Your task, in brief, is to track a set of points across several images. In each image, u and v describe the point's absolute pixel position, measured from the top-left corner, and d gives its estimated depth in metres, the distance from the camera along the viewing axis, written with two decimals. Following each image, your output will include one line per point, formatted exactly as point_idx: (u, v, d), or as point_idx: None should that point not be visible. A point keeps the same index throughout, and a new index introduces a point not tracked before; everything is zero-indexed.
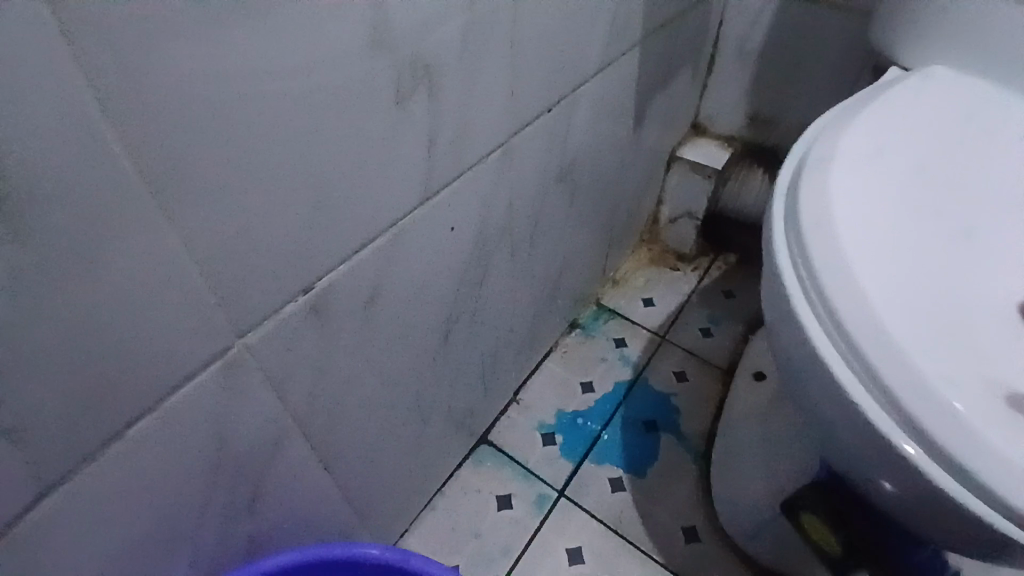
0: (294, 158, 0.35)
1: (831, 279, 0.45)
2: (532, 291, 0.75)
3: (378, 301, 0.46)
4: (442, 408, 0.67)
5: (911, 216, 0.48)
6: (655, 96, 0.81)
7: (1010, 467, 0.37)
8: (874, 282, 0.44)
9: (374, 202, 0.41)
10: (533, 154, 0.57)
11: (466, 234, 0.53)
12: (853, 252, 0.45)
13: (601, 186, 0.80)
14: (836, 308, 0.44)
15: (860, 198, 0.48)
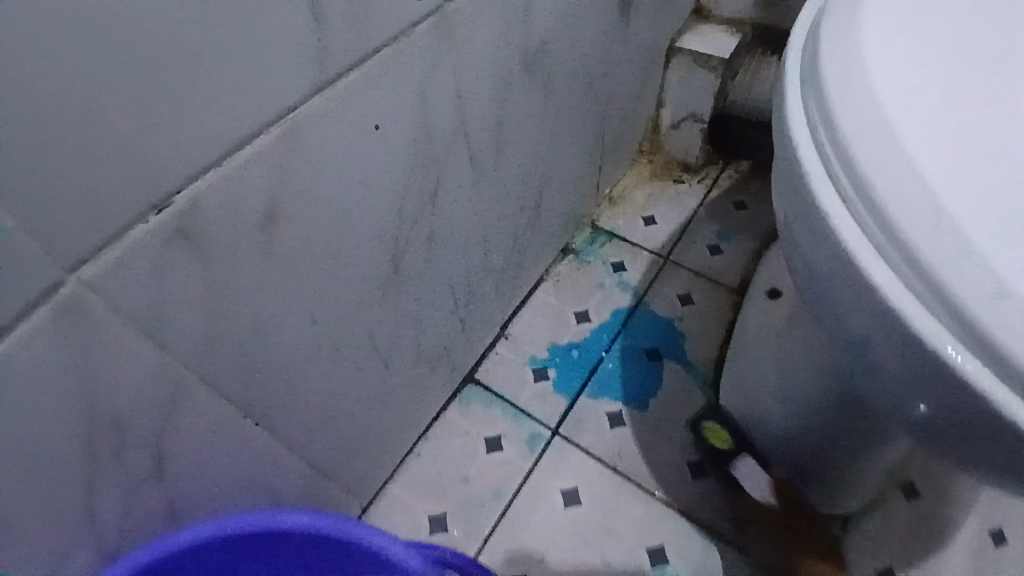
0: (106, 23, 0.25)
1: (862, 148, 0.35)
2: (507, 209, 0.65)
3: (280, 219, 0.37)
4: (407, 346, 0.59)
5: (977, 64, 0.37)
6: None
7: None
8: (926, 148, 0.34)
9: (250, 83, 0.32)
10: (481, 34, 0.47)
11: (400, 133, 0.43)
12: (896, 113, 0.35)
13: (584, 84, 0.68)
14: (874, 186, 0.34)
15: (901, 44, 0.38)
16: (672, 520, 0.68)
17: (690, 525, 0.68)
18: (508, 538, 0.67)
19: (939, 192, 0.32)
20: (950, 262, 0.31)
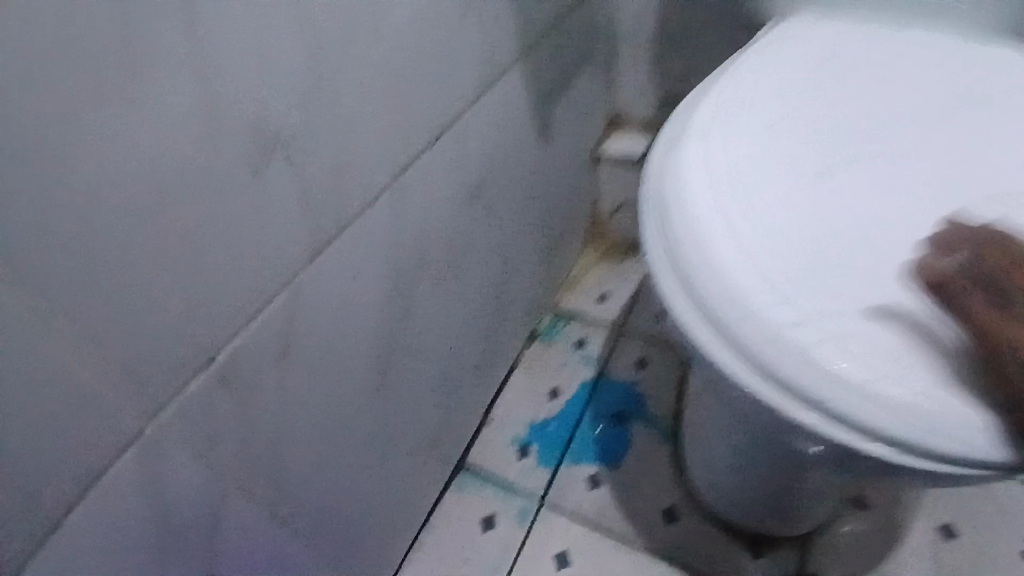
0: (176, 251, 0.39)
1: (696, 270, 0.45)
2: (473, 311, 0.78)
3: (290, 354, 0.49)
4: (402, 440, 0.69)
5: (781, 185, 0.48)
6: (557, 103, 0.84)
7: (883, 411, 0.40)
8: (753, 271, 0.44)
9: (261, 262, 0.45)
10: (427, 188, 0.61)
11: (374, 272, 0.56)
12: (729, 244, 0.45)
13: (522, 199, 0.83)
14: (721, 307, 0.44)
15: (716, 177, 0.48)
16: (655, 565, 0.76)
17: (669, 566, 0.76)
18: None
19: (768, 305, 0.43)
20: (783, 358, 0.42)
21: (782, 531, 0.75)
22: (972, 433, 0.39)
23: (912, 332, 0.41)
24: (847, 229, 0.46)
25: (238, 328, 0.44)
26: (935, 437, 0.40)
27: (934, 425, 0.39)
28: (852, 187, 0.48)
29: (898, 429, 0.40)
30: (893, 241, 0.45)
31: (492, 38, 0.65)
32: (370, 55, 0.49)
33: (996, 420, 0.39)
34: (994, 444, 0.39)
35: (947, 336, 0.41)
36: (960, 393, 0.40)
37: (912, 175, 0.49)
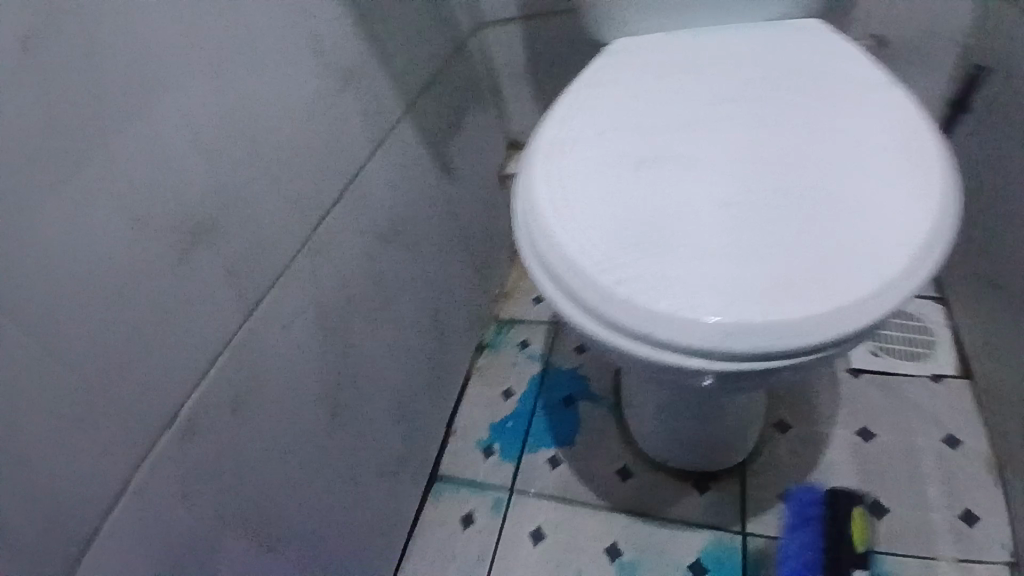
0: (133, 331, 0.47)
1: (550, 253, 0.50)
2: (414, 335, 0.86)
3: (242, 400, 0.57)
4: (368, 461, 0.77)
5: (604, 165, 0.54)
6: (455, 138, 0.93)
7: (729, 333, 0.43)
8: (577, 236, 0.49)
9: (202, 327, 0.53)
10: (343, 236, 0.69)
11: (307, 319, 0.64)
12: (559, 219, 0.51)
13: (440, 227, 0.91)
14: (558, 271, 0.49)
15: (556, 175, 0.54)
16: (617, 521, 0.85)
17: (630, 519, 0.85)
18: None
19: (591, 261, 0.48)
20: (609, 304, 0.46)
21: (719, 467, 0.85)
22: (794, 327, 0.42)
23: (718, 260, 0.45)
24: (661, 188, 0.51)
25: (195, 383, 0.52)
26: (744, 339, 0.43)
27: (742, 331, 0.43)
28: (667, 153, 0.54)
29: (747, 344, 0.43)
30: (702, 188, 0.50)
31: (378, 94, 0.73)
32: (265, 136, 0.58)
33: (810, 315, 0.42)
34: (801, 336, 0.42)
35: (748, 258, 0.45)
36: (762, 299, 0.43)
37: (719, 133, 0.54)
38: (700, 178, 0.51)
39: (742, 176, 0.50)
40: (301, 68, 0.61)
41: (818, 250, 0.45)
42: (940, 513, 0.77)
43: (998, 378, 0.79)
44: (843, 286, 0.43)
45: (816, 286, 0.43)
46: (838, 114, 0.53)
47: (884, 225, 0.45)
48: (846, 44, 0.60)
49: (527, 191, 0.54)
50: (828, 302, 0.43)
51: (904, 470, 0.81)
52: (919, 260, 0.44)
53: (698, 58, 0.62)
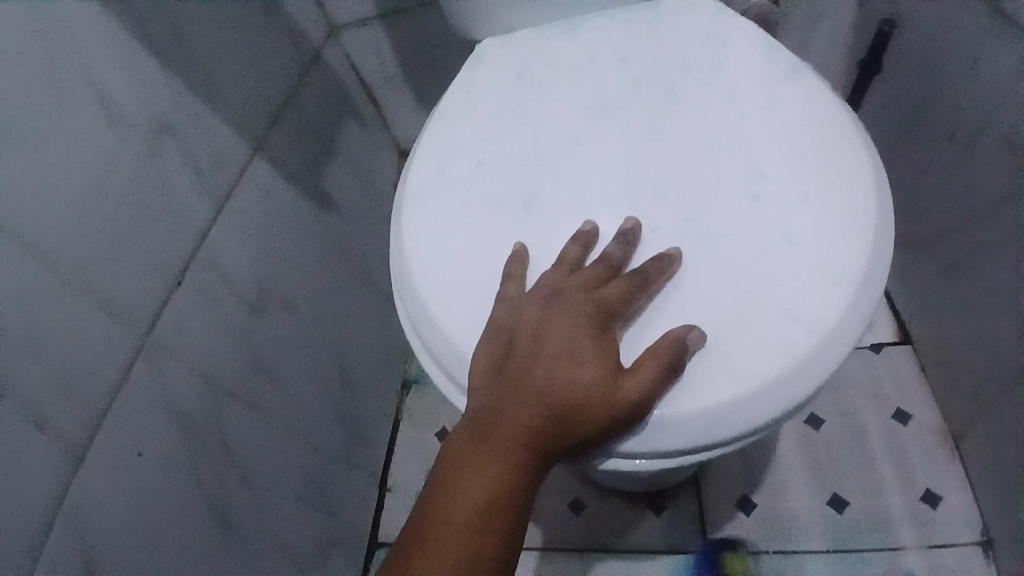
0: None
1: (436, 344, 0.40)
2: (317, 403, 0.75)
3: (96, 561, 0.46)
4: (285, 558, 0.67)
5: (486, 215, 0.44)
6: (330, 165, 0.80)
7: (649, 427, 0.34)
8: (466, 320, 0.40)
9: (16, 496, 0.41)
10: (190, 325, 0.57)
11: (163, 433, 0.53)
12: (439, 293, 0.41)
13: (334, 270, 0.79)
14: (445, 361, 0.40)
15: (434, 237, 0.44)
16: (559, 562, 0.74)
17: (571, 558, 0.74)
18: None
19: None
20: None
21: (671, 482, 0.75)
22: (727, 412, 0.34)
23: (630, 325, 0.37)
24: (554, 243, 0.42)
25: (26, 574, 0.41)
26: (668, 431, 0.34)
27: (669, 418, 0.34)
28: (558, 190, 0.45)
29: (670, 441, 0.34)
30: (602, 235, 0.42)
31: (211, 145, 0.61)
32: (51, 240, 0.45)
33: (744, 395, 0.34)
34: (736, 422, 0.34)
35: (665, 319, 0.36)
36: (687, 376, 0.34)
37: (613, 156, 0.46)
38: (597, 221, 0.42)
39: (645, 212, 0.42)
40: (86, 140, 0.48)
41: (744, 299, 0.36)
42: (901, 496, 0.72)
43: (941, 345, 0.75)
44: (777, 345, 0.35)
45: (748, 352, 0.35)
46: (741, 117, 0.46)
47: (812, 256, 0.38)
48: (739, 24, 0.52)
49: (402, 261, 0.44)
50: (762, 368, 0.34)
51: (859, 454, 0.76)
52: (859, 298, 0.36)
53: (582, 61, 0.53)
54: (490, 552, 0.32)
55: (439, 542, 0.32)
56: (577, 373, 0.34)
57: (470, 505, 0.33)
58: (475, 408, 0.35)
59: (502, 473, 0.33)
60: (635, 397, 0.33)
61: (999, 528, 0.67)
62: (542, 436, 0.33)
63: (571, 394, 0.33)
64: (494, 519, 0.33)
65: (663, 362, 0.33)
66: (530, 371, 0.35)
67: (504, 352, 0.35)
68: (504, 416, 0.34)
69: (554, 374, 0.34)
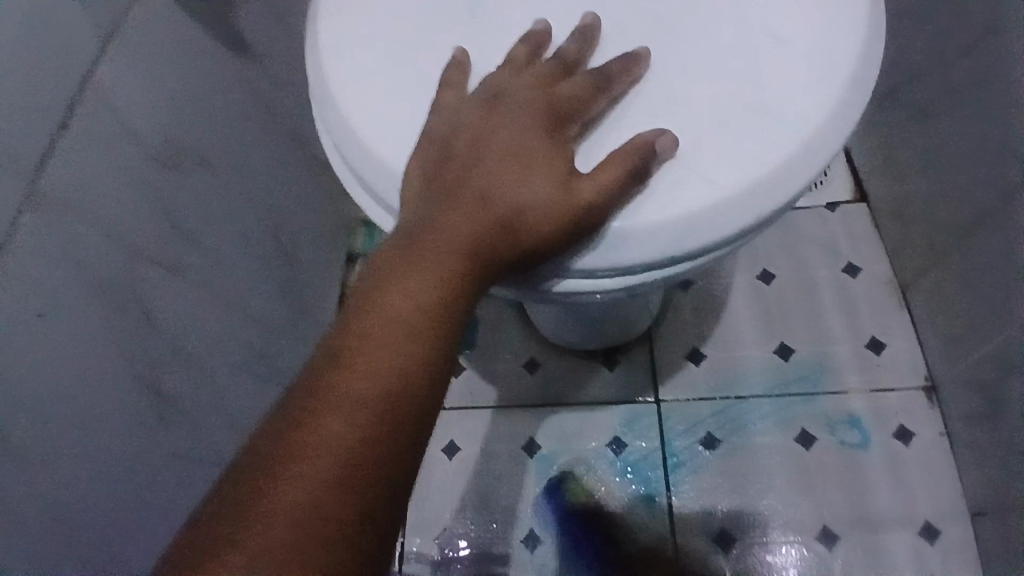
0: None
1: (356, 160, 0.34)
2: (253, 275, 0.69)
3: (8, 431, 0.42)
4: (234, 430, 0.65)
5: (417, 13, 0.37)
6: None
7: (618, 240, 0.30)
8: (392, 132, 0.34)
9: None
10: (86, 179, 0.49)
11: (69, 297, 0.47)
12: (364, 105, 0.35)
13: (258, 129, 0.70)
14: (375, 182, 0.34)
15: (353, 36, 0.37)
16: (514, 417, 0.74)
17: (526, 413, 0.74)
18: (409, 537, 0.70)
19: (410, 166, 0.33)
20: None
21: (626, 337, 0.74)
22: (704, 218, 0.30)
23: (590, 131, 0.32)
24: (500, 48, 0.36)
25: None
26: (633, 248, 0.30)
27: (633, 231, 0.30)
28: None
29: (642, 253, 0.30)
30: (555, 40, 0.36)
31: None
32: None
33: (723, 199, 0.30)
34: (714, 230, 0.30)
35: (629, 125, 0.32)
36: (656, 187, 0.30)
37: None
38: (549, 22, 0.36)
39: (608, 10, 0.35)
40: None
41: (721, 101, 0.32)
42: (849, 343, 0.73)
43: (901, 199, 0.73)
44: (758, 151, 0.31)
45: (723, 155, 0.31)
46: None
47: (800, 53, 0.33)
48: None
49: (316, 67, 0.37)
50: (741, 177, 0.30)
51: (810, 308, 0.76)
52: (849, 100, 0.32)
53: None
54: (415, 377, 0.29)
55: (358, 362, 0.29)
56: (522, 183, 0.30)
57: (400, 321, 0.29)
58: (406, 225, 0.31)
59: (436, 289, 0.29)
60: (589, 202, 0.29)
61: (944, 372, 0.69)
62: (482, 250, 0.30)
63: (515, 205, 0.30)
64: (424, 339, 0.29)
65: (624, 162, 0.29)
66: (469, 181, 0.30)
67: (440, 162, 0.31)
68: (438, 231, 0.30)
69: (497, 184, 0.30)
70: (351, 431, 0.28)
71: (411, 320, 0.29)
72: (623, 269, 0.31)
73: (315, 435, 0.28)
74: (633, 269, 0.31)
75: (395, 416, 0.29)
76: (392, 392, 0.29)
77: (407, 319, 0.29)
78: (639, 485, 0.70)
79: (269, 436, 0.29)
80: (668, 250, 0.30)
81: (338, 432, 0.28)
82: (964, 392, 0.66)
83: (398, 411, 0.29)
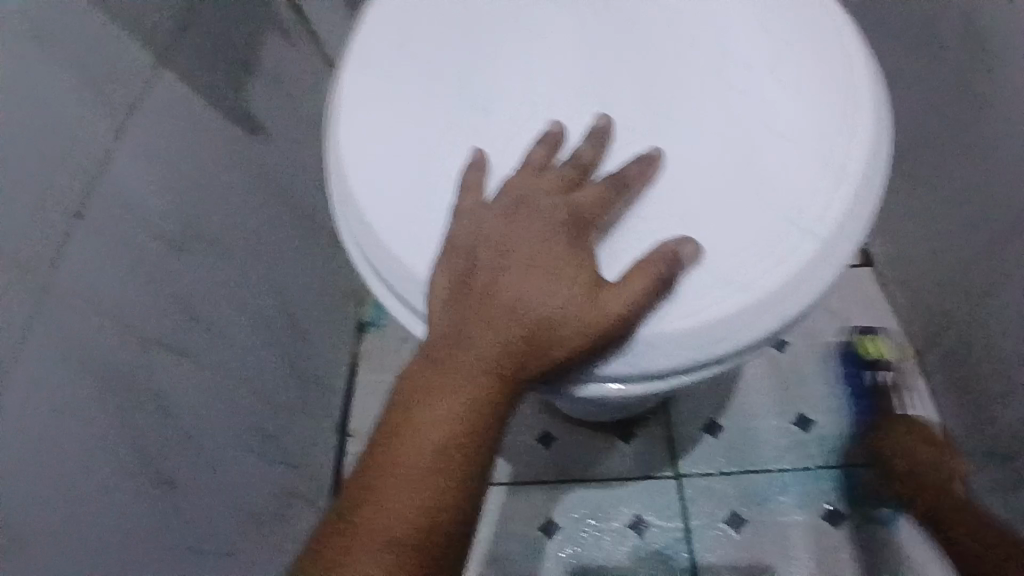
0: None
1: (380, 264, 0.35)
2: (259, 356, 0.68)
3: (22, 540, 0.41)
4: (243, 516, 0.63)
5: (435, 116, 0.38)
6: (257, 83, 0.70)
7: (647, 347, 0.31)
8: (415, 238, 0.35)
9: None
10: (95, 267, 0.49)
11: (80, 393, 0.46)
12: (387, 211, 0.35)
13: (265, 206, 0.70)
14: (401, 288, 0.35)
15: (374, 141, 0.38)
16: (529, 494, 0.72)
17: (540, 490, 0.73)
18: None
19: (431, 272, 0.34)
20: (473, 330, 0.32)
21: (639, 409, 0.73)
22: (728, 324, 0.31)
23: (611, 235, 0.32)
24: (518, 147, 0.37)
25: None
26: (661, 355, 0.31)
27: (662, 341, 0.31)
28: (520, 86, 0.38)
29: (669, 359, 0.31)
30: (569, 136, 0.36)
31: (98, 51, 0.51)
32: None
33: (747, 305, 0.31)
34: (738, 335, 0.31)
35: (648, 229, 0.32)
36: (680, 295, 0.31)
37: (575, 39, 0.39)
38: (564, 121, 0.37)
39: (622, 106, 0.37)
40: None
41: (737, 204, 0.33)
42: (866, 412, 0.72)
43: (910, 265, 0.73)
44: (777, 256, 0.32)
45: (745, 261, 0.32)
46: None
47: (811, 151, 0.34)
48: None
49: (339, 171, 0.38)
50: (763, 283, 0.31)
51: (823, 376, 0.75)
52: (861, 196, 0.33)
53: None
54: (445, 497, 0.29)
55: (389, 484, 0.29)
56: (547, 293, 0.30)
57: (430, 438, 0.29)
58: (432, 336, 0.31)
59: (465, 403, 0.29)
60: (617, 315, 0.29)
61: (966, 443, 0.67)
62: (511, 363, 0.29)
63: (544, 316, 0.30)
64: (455, 456, 0.29)
65: (652, 274, 0.29)
66: (495, 292, 0.30)
67: (465, 273, 0.31)
68: (466, 345, 0.30)
69: (522, 294, 0.30)
70: (385, 557, 0.28)
71: (441, 436, 0.29)
72: (651, 374, 0.32)
73: (345, 561, 0.28)
74: (661, 373, 0.32)
75: (427, 539, 0.28)
76: (423, 514, 0.28)
77: (437, 435, 0.29)
78: (660, 564, 0.68)
79: (304, 564, 0.29)
80: (693, 356, 0.31)
81: (371, 561, 0.28)
82: (987, 465, 0.64)
83: (429, 534, 0.29)
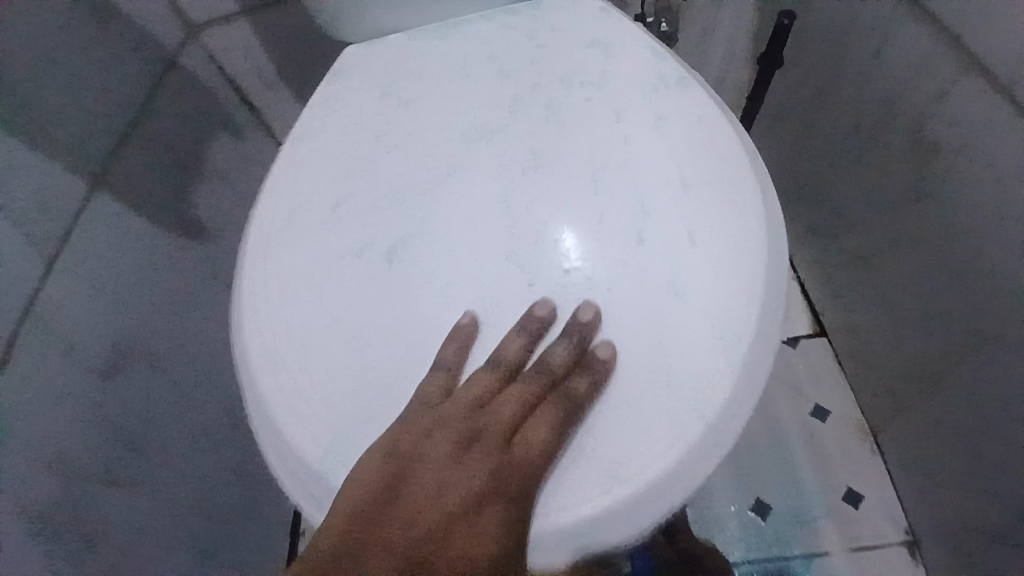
0: None
1: (274, 446, 0.36)
2: (204, 468, 0.66)
3: None
4: None
5: (340, 287, 0.39)
6: (200, 187, 0.69)
7: (564, 537, 0.32)
8: (308, 420, 0.35)
9: None
10: (25, 416, 0.48)
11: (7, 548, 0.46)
12: (285, 389, 0.36)
13: (211, 309, 0.69)
14: (295, 468, 0.35)
15: (277, 313, 0.38)
16: None
17: None
18: None
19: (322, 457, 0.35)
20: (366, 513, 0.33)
21: None
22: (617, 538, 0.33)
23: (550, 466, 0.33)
24: (417, 316, 0.37)
25: None
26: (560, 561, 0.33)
27: (548, 549, 0.32)
28: (424, 252, 0.39)
29: (581, 549, 0.32)
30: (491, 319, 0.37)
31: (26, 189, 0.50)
32: None
33: (652, 504, 0.33)
34: (637, 526, 0.33)
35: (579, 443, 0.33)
36: (599, 516, 0.32)
37: (488, 190, 0.42)
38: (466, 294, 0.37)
39: (520, 272, 0.38)
40: None
41: (628, 382, 0.34)
42: (825, 496, 0.71)
43: (855, 345, 0.73)
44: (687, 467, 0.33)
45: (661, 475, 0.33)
46: (633, 159, 0.41)
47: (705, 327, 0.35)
48: (624, 19, 0.47)
49: (241, 342, 0.38)
50: (666, 501, 0.33)
51: (778, 457, 0.74)
52: (750, 365, 0.34)
53: (462, 90, 0.47)
54: None
55: None
56: (481, 521, 0.31)
57: None
58: (356, 516, 0.31)
59: None
60: None
61: (925, 530, 0.66)
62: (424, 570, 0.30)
63: (467, 541, 0.31)
64: None
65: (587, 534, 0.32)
66: (430, 503, 0.32)
67: (405, 476, 0.32)
68: (364, 567, 0.29)
69: (460, 514, 0.31)
70: None
71: None
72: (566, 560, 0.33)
73: None
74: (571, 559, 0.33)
75: None
76: None
77: None
78: None
79: None
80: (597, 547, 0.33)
81: None
82: (947, 555, 0.63)
83: None
